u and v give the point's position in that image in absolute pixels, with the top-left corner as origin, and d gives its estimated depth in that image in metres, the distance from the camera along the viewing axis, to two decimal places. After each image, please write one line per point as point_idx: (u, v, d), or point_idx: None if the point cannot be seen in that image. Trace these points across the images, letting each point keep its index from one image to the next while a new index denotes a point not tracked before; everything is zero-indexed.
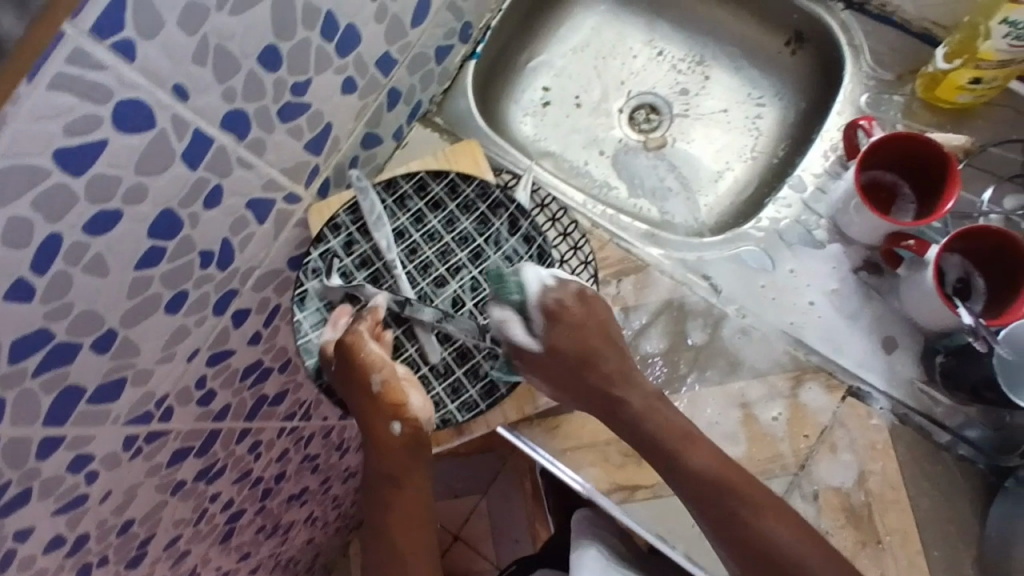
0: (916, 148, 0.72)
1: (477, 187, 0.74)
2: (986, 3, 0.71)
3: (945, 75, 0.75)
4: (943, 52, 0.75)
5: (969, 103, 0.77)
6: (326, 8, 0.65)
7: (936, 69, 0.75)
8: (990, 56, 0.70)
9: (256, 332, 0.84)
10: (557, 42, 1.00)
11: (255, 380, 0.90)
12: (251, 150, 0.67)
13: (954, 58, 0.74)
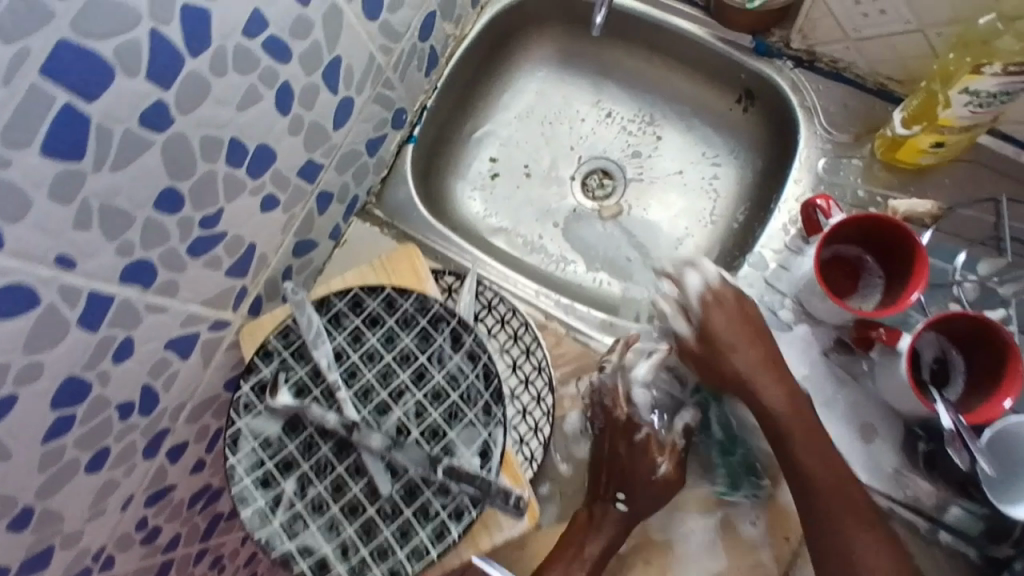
0: (875, 228, 0.68)
1: (415, 300, 0.70)
2: (942, 65, 0.66)
3: (905, 141, 0.70)
4: (901, 117, 0.70)
5: (931, 162, 0.73)
6: (230, 136, 0.60)
7: (895, 134, 0.70)
8: (950, 122, 0.65)
9: (199, 460, 0.80)
10: (500, 110, 0.95)
11: (207, 501, 0.85)
12: (161, 294, 0.62)
13: (913, 123, 0.69)
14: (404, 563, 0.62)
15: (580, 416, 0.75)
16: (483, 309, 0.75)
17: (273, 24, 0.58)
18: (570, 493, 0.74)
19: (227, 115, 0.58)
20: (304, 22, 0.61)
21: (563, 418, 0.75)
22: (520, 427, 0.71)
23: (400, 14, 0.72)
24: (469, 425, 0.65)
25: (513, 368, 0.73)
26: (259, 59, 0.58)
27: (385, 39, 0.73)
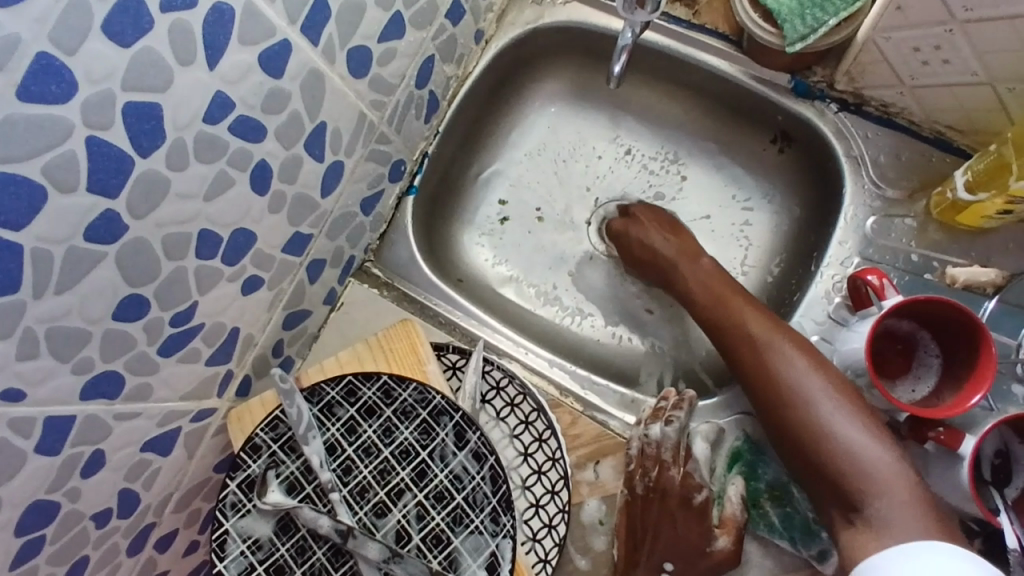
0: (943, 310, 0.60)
1: (415, 390, 0.64)
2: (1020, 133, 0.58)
3: (969, 206, 0.63)
4: (964, 179, 0.63)
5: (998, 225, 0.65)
6: (197, 229, 0.54)
7: (958, 197, 0.63)
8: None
9: (191, 546, 0.73)
10: (509, 148, 0.88)
11: None
12: (133, 400, 0.56)
13: (980, 189, 0.62)
14: None
15: (601, 506, 0.68)
16: (491, 390, 0.69)
17: (240, 104, 0.52)
18: None
19: (193, 208, 0.53)
20: (278, 94, 0.55)
21: (581, 505, 0.68)
22: (532, 521, 0.65)
23: (392, 66, 0.66)
24: (475, 532, 0.59)
25: (525, 455, 0.67)
26: (228, 144, 0.53)
27: (376, 95, 0.66)
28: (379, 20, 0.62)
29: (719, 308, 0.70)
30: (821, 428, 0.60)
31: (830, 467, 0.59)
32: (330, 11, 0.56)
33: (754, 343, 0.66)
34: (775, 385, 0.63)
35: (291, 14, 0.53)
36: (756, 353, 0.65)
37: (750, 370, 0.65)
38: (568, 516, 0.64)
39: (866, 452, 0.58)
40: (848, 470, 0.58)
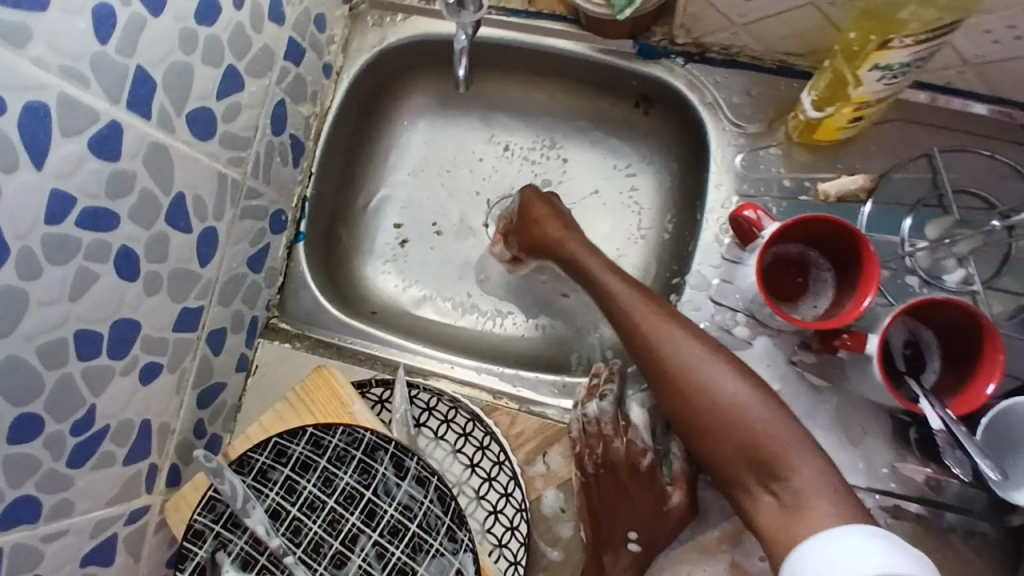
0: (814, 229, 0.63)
1: (343, 433, 0.62)
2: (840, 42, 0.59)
3: (822, 123, 0.65)
4: (811, 99, 0.65)
5: (853, 134, 0.68)
6: (72, 331, 0.52)
7: (810, 118, 0.66)
8: (864, 99, 0.60)
9: None
10: (390, 171, 0.88)
11: None
12: (55, 519, 0.54)
13: (824, 107, 0.64)
14: None
15: (560, 493, 0.69)
16: (423, 412, 0.68)
17: (81, 197, 0.50)
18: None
19: (60, 313, 0.50)
20: (121, 177, 0.54)
21: (539, 499, 0.69)
22: (493, 527, 0.65)
23: (240, 119, 0.66)
24: (437, 555, 0.59)
25: (473, 465, 0.67)
26: (80, 240, 0.51)
27: (232, 152, 0.65)
28: (212, 77, 0.61)
29: (598, 288, 0.71)
30: (703, 387, 0.60)
31: (729, 429, 0.59)
32: (156, 82, 0.56)
33: (636, 314, 0.66)
34: (670, 357, 0.62)
35: (112, 93, 0.52)
36: (656, 327, 0.65)
37: (632, 339, 0.66)
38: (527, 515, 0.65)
39: (769, 413, 0.58)
40: (750, 432, 0.58)
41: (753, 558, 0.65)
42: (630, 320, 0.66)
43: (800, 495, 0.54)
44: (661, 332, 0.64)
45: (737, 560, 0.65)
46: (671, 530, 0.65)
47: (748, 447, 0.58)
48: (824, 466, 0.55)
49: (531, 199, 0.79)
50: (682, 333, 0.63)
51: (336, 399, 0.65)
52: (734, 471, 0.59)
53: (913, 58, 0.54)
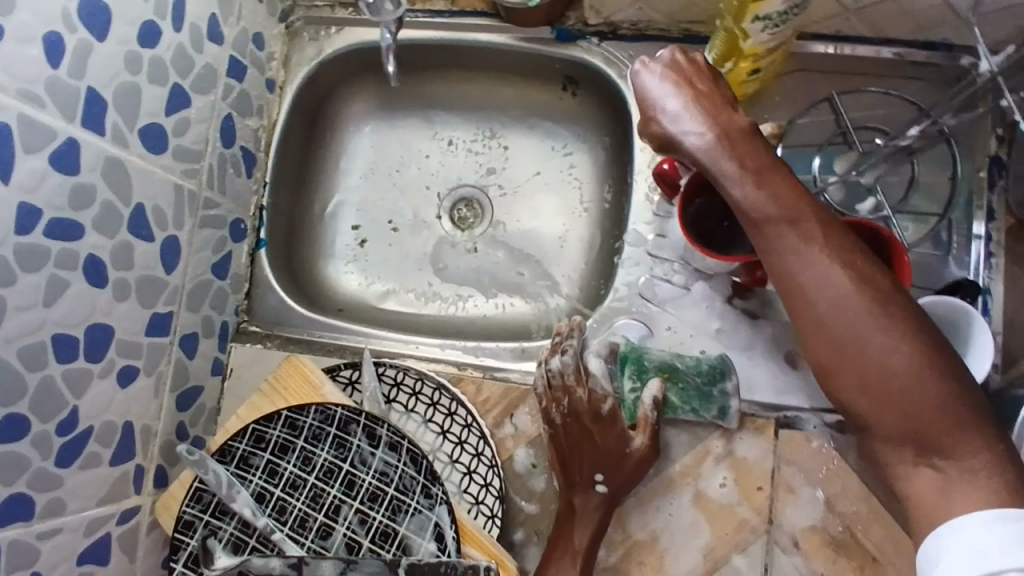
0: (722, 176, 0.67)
1: (317, 413, 0.66)
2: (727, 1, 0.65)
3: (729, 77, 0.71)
4: (715, 57, 0.70)
5: (758, 89, 0.74)
6: (49, 335, 0.56)
7: None
8: (756, 50, 0.66)
9: None
10: (343, 177, 0.92)
11: None
12: (48, 517, 0.57)
13: (727, 62, 0.69)
14: None
15: (530, 449, 0.73)
16: (392, 388, 0.72)
17: (46, 209, 0.55)
18: (543, 528, 0.71)
19: (37, 317, 0.55)
20: (84, 188, 0.58)
21: (512, 458, 0.73)
22: (469, 487, 0.69)
23: (190, 133, 0.71)
24: (416, 513, 0.62)
25: (444, 431, 0.71)
26: (49, 249, 0.55)
27: (186, 164, 0.70)
28: (159, 95, 0.66)
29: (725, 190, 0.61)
30: (837, 323, 0.56)
31: (847, 343, 0.55)
32: (107, 101, 0.60)
33: (776, 217, 0.58)
34: (799, 274, 0.57)
35: (66, 113, 0.56)
36: (779, 219, 0.58)
37: (768, 250, 0.59)
38: (498, 469, 0.69)
39: (906, 332, 0.54)
40: (864, 344, 0.54)
41: (713, 486, 0.69)
42: (771, 206, 0.59)
43: (914, 416, 0.53)
44: (776, 232, 0.59)
45: (700, 489, 0.70)
46: (639, 471, 0.68)
47: (866, 363, 0.54)
48: (951, 406, 0.52)
49: (662, 59, 0.67)
50: (791, 235, 0.58)
51: (309, 381, 0.69)
52: (855, 383, 0.55)
53: (788, 4, 0.60)
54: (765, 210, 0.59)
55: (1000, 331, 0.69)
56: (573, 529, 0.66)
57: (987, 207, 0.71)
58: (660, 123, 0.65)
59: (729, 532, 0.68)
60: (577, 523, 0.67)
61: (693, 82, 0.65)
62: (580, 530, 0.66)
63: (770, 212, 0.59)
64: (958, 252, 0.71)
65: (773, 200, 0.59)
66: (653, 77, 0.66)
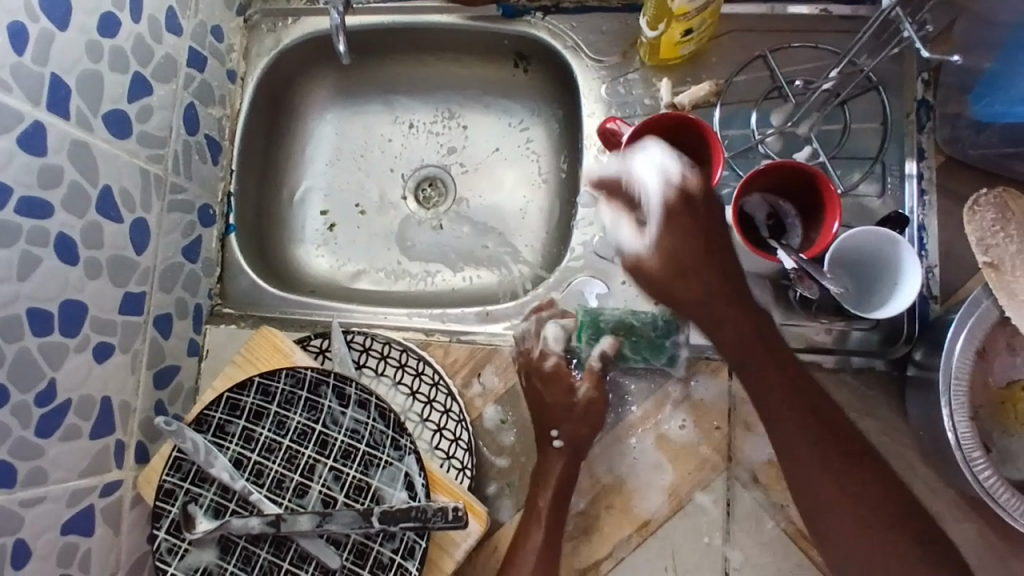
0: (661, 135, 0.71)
1: (288, 377, 0.69)
2: None
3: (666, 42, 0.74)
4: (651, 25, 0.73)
5: (694, 51, 0.77)
6: (24, 309, 0.59)
7: (650, 39, 0.74)
8: (685, 9, 0.69)
9: None
10: (309, 164, 0.95)
11: None
12: (32, 485, 0.60)
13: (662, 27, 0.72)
14: None
15: (498, 406, 0.76)
16: (362, 354, 0.75)
17: (17, 187, 0.58)
18: (515, 480, 0.74)
19: (11, 290, 0.58)
20: (51, 169, 0.61)
21: (481, 416, 0.76)
22: (440, 443, 0.72)
23: (153, 120, 0.74)
24: (388, 465, 0.65)
25: (413, 392, 0.74)
26: (20, 225, 0.58)
27: (150, 150, 0.73)
28: (121, 82, 0.69)
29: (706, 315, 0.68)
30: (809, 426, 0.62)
31: (818, 447, 0.61)
32: (71, 87, 0.63)
33: (741, 331, 0.66)
34: (771, 375, 0.64)
35: (32, 97, 0.59)
36: (740, 325, 0.66)
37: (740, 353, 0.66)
38: (466, 423, 0.72)
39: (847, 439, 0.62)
40: (828, 452, 0.61)
41: (674, 428, 0.72)
42: (731, 314, 0.66)
43: (886, 525, 0.58)
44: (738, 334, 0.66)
45: (662, 432, 0.72)
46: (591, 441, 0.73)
47: (840, 470, 0.60)
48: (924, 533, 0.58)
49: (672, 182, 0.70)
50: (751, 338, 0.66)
51: (279, 350, 0.72)
52: (821, 488, 0.60)
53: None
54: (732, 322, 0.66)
55: (936, 262, 0.72)
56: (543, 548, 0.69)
57: (919, 148, 0.74)
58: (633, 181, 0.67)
59: (692, 470, 0.71)
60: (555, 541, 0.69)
61: (670, 224, 0.70)
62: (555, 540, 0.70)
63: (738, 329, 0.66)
64: (893, 191, 0.74)
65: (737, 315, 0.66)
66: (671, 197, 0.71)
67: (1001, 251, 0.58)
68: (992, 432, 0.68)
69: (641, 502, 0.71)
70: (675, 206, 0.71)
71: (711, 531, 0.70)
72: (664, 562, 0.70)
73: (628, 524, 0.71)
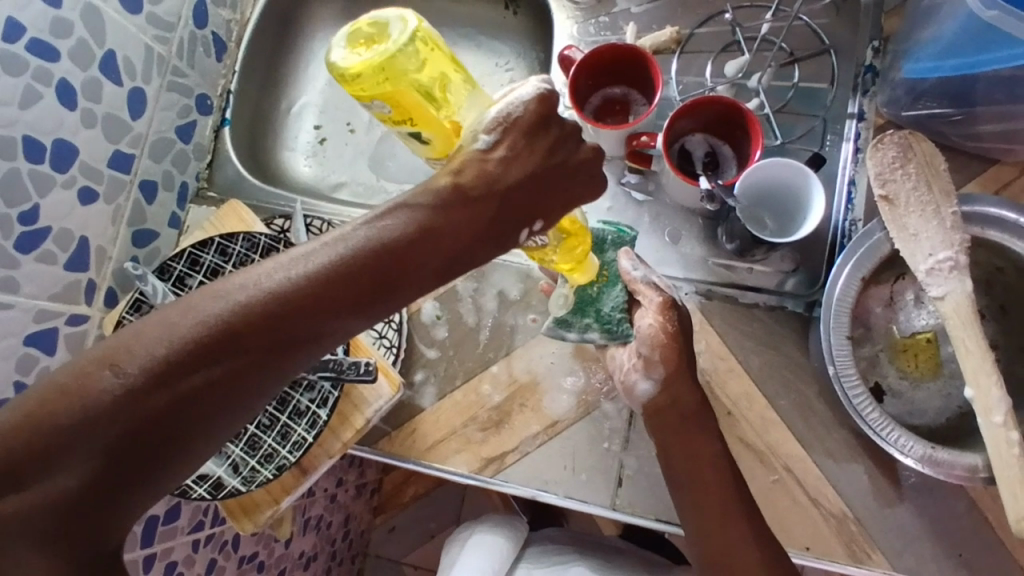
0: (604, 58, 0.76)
1: (245, 241, 0.77)
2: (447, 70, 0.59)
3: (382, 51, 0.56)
4: (380, 111, 0.61)
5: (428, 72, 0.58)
6: (21, 134, 0.67)
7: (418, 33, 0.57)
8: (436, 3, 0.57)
9: (196, 518, 0.84)
10: (309, 82, 1.04)
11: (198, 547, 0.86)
12: (2, 290, 0.67)
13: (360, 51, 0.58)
14: (288, 457, 0.68)
15: (436, 304, 0.81)
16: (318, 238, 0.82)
17: (30, 28, 0.67)
18: (442, 371, 0.79)
19: (11, 114, 0.66)
20: (63, 22, 0.71)
21: (419, 311, 0.81)
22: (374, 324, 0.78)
23: (163, 5, 0.83)
24: None
25: None
26: (28, 61, 0.67)
27: (157, 31, 0.82)
28: None
29: (684, 427, 0.64)
30: (723, 528, 0.63)
31: (721, 534, 0.63)
32: None
33: (690, 430, 0.64)
34: (716, 494, 0.63)
35: None
36: (695, 437, 0.64)
37: (680, 454, 0.64)
38: (399, 307, 0.78)
39: (731, 510, 0.63)
40: (733, 543, 0.63)
41: None
42: (694, 425, 0.64)
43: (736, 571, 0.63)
44: (690, 439, 0.64)
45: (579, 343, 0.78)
46: None
47: (726, 552, 0.63)
48: (746, 542, 0.62)
49: (659, 317, 0.65)
50: (694, 441, 0.64)
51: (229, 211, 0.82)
52: (723, 556, 0.63)
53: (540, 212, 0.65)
54: (701, 427, 0.65)
55: (860, 218, 0.76)
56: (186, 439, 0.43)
57: (858, 111, 0.78)
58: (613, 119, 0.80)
59: (602, 381, 0.76)
60: (171, 450, 0.43)
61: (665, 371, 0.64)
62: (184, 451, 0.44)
63: (692, 415, 0.64)
64: (830, 149, 0.78)
65: (704, 426, 0.65)
66: (646, 330, 0.64)
67: (898, 185, 0.62)
68: (891, 378, 0.70)
69: (551, 402, 0.77)
70: (672, 331, 0.64)
71: (611, 438, 0.75)
72: (564, 459, 0.75)
73: (537, 423, 0.76)
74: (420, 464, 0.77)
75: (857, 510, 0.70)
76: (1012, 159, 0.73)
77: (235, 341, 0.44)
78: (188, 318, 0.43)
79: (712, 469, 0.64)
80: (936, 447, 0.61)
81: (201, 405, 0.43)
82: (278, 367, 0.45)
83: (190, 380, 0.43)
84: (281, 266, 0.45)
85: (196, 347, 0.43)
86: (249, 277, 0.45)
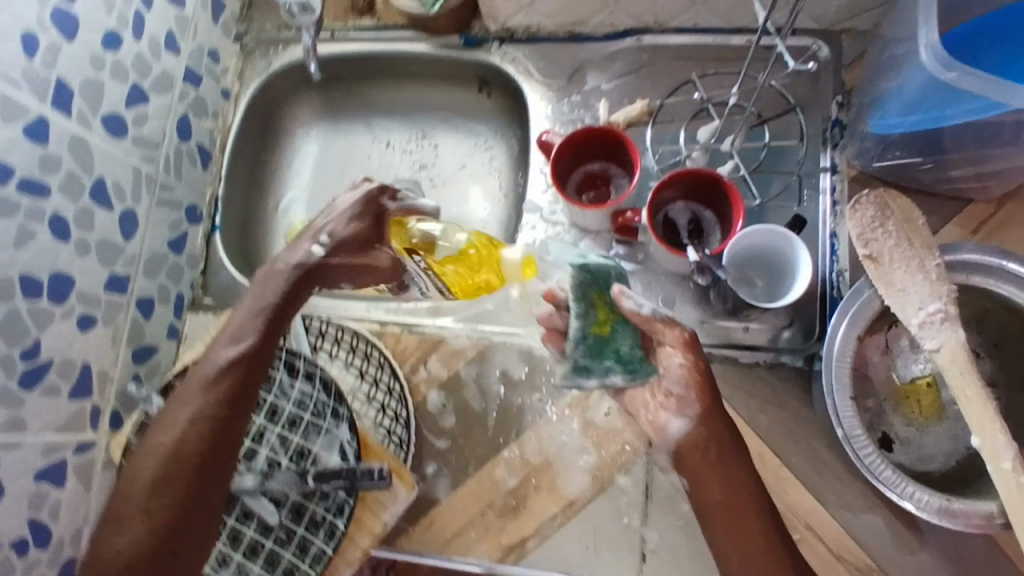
0: (580, 141, 0.79)
1: None
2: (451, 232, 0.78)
3: None
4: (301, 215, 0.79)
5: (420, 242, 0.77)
6: (17, 275, 0.68)
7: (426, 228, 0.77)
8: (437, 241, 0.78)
9: None
10: (294, 178, 1.06)
11: None
12: (9, 433, 0.66)
13: None
14: (309, 572, 0.67)
15: (441, 392, 0.82)
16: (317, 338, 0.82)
17: (19, 169, 0.68)
18: (454, 460, 0.79)
19: (7, 256, 0.67)
20: (51, 158, 0.71)
21: (425, 400, 0.82)
22: (383, 420, 0.79)
23: (147, 126, 0.84)
24: (325, 433, 0.72)
25: (363, 373, 0.81)
26: (20, 202, 0.68)
27: (144, 152, 0.84)
28: (120, 91, 0.80)
29: (725, 472, 0.64)
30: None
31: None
32: (73, 90, 0.74)
33: (729, 476, 0.64)
34: (761, 540, 0.62)
35: (38, 95, 0.70)
36: (736, 483, 0.64)
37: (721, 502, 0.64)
38: (406, 401, 0.78)
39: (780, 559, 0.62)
40: None
41: (599, 414, 0.78)
42: (735, 470, 0.64)
43: None
44: (732, 484, 0.64)
45: (587, 418, 0.78)
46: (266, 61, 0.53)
47: None
48: None
49: (686, 356, 0.64)
50: (733, 487, 0.64)
51: None
52: None
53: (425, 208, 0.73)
54: (742, 471, 0.65)
55: (846, 268, 0.78)
56: (191, 525, 0.61)
57: (830, 164, 0.80)
58: (594, 196, 0.83)
59: (614, 454, 0.77)
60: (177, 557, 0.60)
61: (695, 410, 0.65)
62: (188, 544, 0.60)
63: (733, 460, 0.65)
64: (808, 203, 0.80)
65: (742, 473, 0.65)
66: (678, 371, 0.64)
67: (880, 243, 0.63)
68: (898, 427, 0.71)
69: (566, 481, 0.77)
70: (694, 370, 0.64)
71: (629, 512, 0.75)
72: (585, 538, 0.75)
73: (555, 504, 0.76)
74: (442, 559, 0.76)
75: (882, 561, 0.71)
76: (986, 197, 0.76)
77: (172, 465, 0.61)
78: (136, 475, 0.60)
79: (756, 515, 0.63)
80: (952, 498, 0.61)
81: (173, 515, 0.60)
82: (215, 470, 0.62)
83: (158, 503, 0.60)
84: (153, 438, 0.62)
85: (147, 484, 0.60)
86: (139, 457, 0.62)
